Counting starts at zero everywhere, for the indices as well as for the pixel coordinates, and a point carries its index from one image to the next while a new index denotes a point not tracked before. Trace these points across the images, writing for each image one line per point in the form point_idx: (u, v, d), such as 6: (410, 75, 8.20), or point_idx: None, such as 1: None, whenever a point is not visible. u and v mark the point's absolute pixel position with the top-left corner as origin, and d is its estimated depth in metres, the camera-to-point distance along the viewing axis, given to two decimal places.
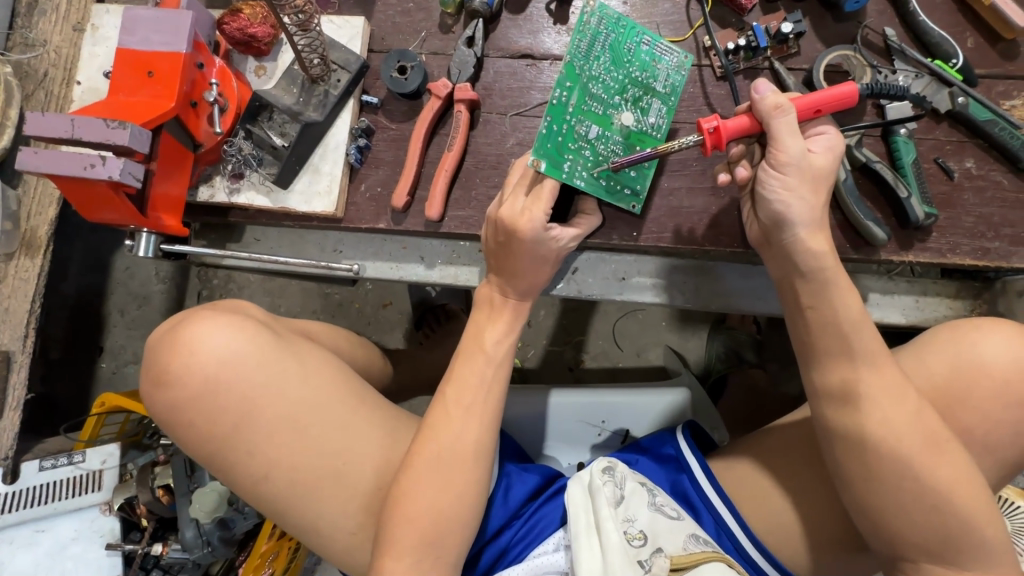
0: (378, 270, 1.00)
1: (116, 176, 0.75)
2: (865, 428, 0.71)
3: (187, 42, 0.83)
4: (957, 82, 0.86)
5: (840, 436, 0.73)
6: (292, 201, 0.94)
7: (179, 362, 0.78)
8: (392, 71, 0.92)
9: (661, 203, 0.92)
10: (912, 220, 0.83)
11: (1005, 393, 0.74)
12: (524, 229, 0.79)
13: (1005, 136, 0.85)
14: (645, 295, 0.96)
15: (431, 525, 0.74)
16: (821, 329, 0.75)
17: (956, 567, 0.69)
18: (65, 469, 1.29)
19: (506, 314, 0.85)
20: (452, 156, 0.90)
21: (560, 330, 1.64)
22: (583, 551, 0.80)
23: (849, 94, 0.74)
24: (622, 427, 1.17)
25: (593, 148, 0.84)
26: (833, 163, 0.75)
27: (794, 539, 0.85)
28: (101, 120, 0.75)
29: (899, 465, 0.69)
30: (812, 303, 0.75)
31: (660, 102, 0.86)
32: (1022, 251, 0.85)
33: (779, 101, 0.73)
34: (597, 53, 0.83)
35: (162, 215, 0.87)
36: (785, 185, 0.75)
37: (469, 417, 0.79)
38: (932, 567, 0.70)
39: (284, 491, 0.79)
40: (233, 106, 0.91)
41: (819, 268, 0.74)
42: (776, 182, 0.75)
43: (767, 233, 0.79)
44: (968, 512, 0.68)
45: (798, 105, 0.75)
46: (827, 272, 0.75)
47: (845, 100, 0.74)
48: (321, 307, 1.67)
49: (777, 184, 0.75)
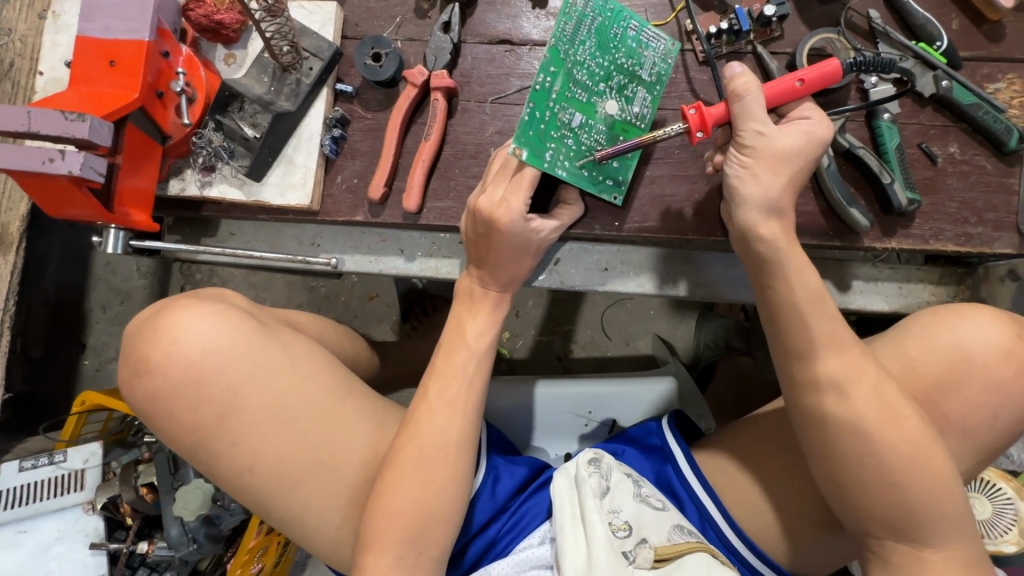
0: (357, 263, 0.98)
1: (76, 171, 0.72)
2: (838, 410, 0.70)
3: (150, 29, 0.80)
4: (942, 65, 0.84)
5: (812, 418, 0.72)
6: (267, 194, 0.91)
7: (159, 350, 0.76)
8: (366, 58, 0.89)
9: (645, 192, 0.90)
10: (895, 207, 0.83)
11: (984, 378, 0.74)
12: (503, 221, 0.78)
13: (988, 120, 0.84)
14: (629, 285, 0.95)
15: (414, 521, 0.73)
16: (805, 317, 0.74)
17: (919, 545, 0.69)
18: (46, 469, 1.27)
19: (486, 305, 0.84)
20: (430, 146, 0.88)
21: (549, 320, 1.63)
22: (568, 541, 0.80)
23: (830, 70, 0.73)
24: (609, 417, 1.17)
25: (575, 138, 0.82)
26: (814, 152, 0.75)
27: (778, 527, 0.85)
28: (59, 113, 0.72)
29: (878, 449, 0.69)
30: (793, 284, 0.73)
31: (645, 90, 0.83)
32: (1003, 236, 0.84)
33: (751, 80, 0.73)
34: (583, 38, 0.81)
35: (130, 210, 0.84)
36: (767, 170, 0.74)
37: (452, 411, 0.78)
38: (895, 544, 0.70)
39: (267, 485, 0.77)
40: (201, 96, 0.88)
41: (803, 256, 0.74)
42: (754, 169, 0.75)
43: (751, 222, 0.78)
44: (940, 494, 0.68)
45: (778, 87, 0.74)
46: (788, 253, 0.74)
47: (828, 77, 0.73)
48: (307, 301, 1.65)
49: (737, 166, 0.76)
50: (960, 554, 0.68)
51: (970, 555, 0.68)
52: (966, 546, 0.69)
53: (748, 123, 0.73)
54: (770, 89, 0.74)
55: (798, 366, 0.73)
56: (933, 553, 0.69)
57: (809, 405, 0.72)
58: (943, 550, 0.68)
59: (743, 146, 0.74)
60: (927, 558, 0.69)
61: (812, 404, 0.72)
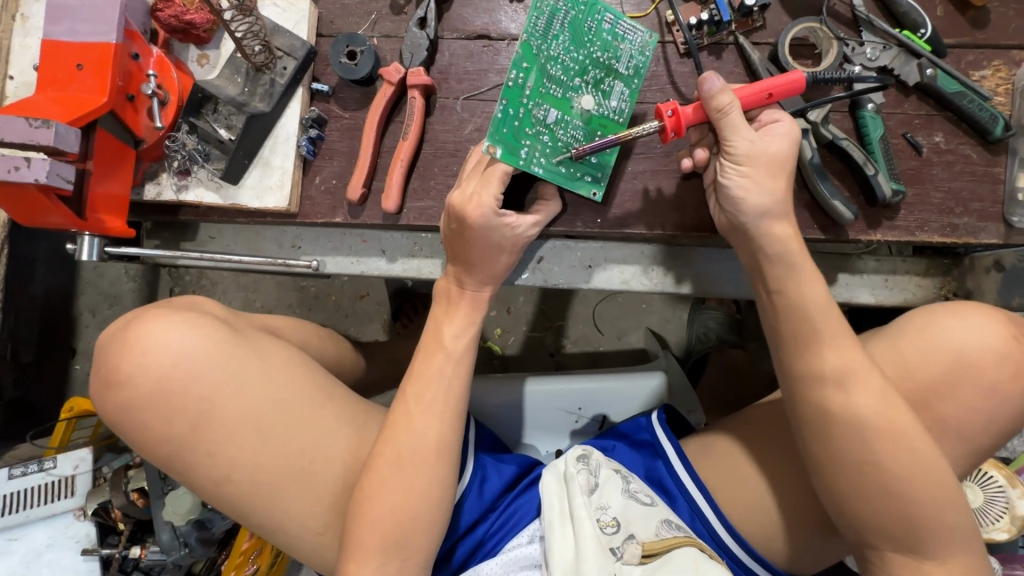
0: (339, 265, 0.97)
1: (42, 179, 0.71)
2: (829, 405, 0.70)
3: (118, 31, 0.79)
4: (926, 53, 0.83)
5: (808, 418, 0.72)
6: (244, 197, 0.90)
7: (130, 360, 0.75)
8: (341, 56, 0.87)
9: (626, 187, 0.89)
10: (880, 198, 0.81)
11: (965, 371, 0.74)
12: (473, 217, 0.77)
13: (974, 109, 0.82)
14: (613, 282, 0.94)
15: (395, 526, 0.73)
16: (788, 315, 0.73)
17: (918, 556, 0.69)
18: (36, 476, 1.26)
19: (465, 306, 0.83)
20: (408, 145, 0.87)
21: (540, 316, 1.62)
22: (556, 539, 0.79)
23: (797, 80, 0.73)
24: (599, 413, 1.16)
25: (551, 134, 0.81)
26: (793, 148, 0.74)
27: (764, 525, 0.85)
28: (22, 120, 0.70)
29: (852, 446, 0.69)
30: (788, 290, 0.73)
31: (622, 84, 0.82)
32: (989, 226, 0.83)
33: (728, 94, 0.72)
34: (555, 32, 0.79)
35: (104, 217, 0.83)
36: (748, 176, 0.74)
37: (431, 413, 0.77)
38: (895, 556, 0.70)
39: (247, 493, 0.77)
40: (174, 98, 0.86)
41: (785, 252, 0.74)
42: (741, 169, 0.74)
43: (733, 222, 0.78)
44: (945, 507, 0.67)
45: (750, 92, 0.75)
46: (774, 261, 0.75)
47: (793, 85, 0.73)
48: (297, 301, 1.63)
49: (736, 176, 0.75)
50: (960, 564, 0.68)
51: (970, 566, 0.68)
52: (968, 556, 0.68)
53: (737, 135, 0.74)
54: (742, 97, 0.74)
55: (798, 360, 0.72)
56: (934, 566, 0.68)
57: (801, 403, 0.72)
58: (946, 562, 0.68)
59: (731, 153, 0.74)
60: (927, 570, 0.68)
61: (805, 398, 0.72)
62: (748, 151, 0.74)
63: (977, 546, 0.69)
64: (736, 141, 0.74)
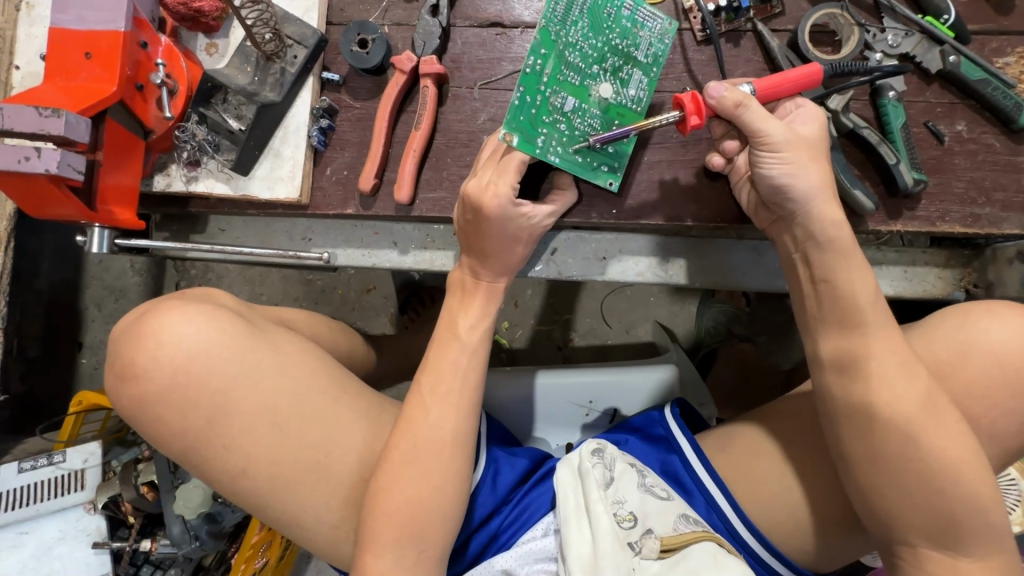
0: (350, 257, 0.96)
1: (54, 169, 0.70)
2: (860, 395, 0.70)
3: (126, 19, 0.77)
4: (949, 40, 0.81)
5: (845, 407, 0.71)
6: (254, 188, 0.89)
7: (145, 353, 0.74)
8: (352, 44, 0.86)
9: (642, 178, 0.88)
10: (901, 187, 0.80)
11: (987, 362, 0.73)
12: (490, 208, 0.75)
13: (997, 96, 0.81)
14: (628, 274, 0.93)
15: (411, 519, 0.73)
16: (830, 308, 0.73)
17: (954, 552, 0.68)
18: (46, 469, 1.26)
19: (478, 297, 0.82)
20: (420, 135, 0.85)
21: (548, 309, 1.61)
22: (572, 533, 0.79)
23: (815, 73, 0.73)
24: (611, 406, 1.16)
25: (568, 122, 0.79)
26: (819, 132, 0.73)
27: (781, 518, 0.85)
28: (33, 109, 0.69)
29: (871, 437, 0.69)
30: (834, 280, 0.72)
31: (641, 72, 0.80)
32: (1012, 216, 0.82)
33: (739, 97, 0.70)
34: (574, 18, 0.77)
35: (115, 209, 0.82)
36: (784, 163, 0.71)
37: (446, 406, 0.76)
38: (931, 552, 0.69)
39: (260, 487, 0.76)
40: (183, 88, 0.84)
41: (833, 241, 0.72)
42: (772, 159, 0.72)
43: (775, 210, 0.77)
44: (981, 507, 0.67)
45: (773, 85, 0.73)
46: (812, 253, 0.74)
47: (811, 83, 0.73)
48: (304, 294, 1.62)
49: (776, 163, 0.72)
50: (995, 562, 0.67)
51: (1004, 564, 0.67)
52: (1003, 556, 0.68)
53: (767, 123, 0.71)
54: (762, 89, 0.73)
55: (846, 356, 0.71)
56: (968, 561, 0.67)
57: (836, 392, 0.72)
58: (980, 559, 0.67)
59: (769, 143, 0.71)
60: (963, 567, 0.68)
61: (840, 390, 0.72)
62: (785, 139, 0.71)
63: (1003, 542, 0.68)
64: (770, 129, 0.70)
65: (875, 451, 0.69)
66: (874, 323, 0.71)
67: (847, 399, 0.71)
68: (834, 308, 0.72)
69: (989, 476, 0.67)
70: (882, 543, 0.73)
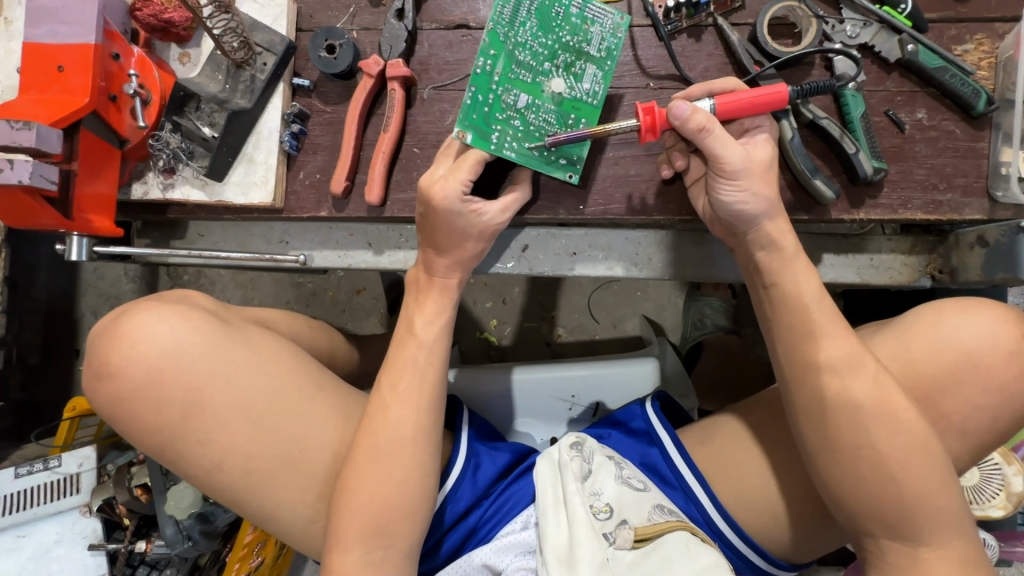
0: (326, 259, 0.98)
1: (26, 180, 0.72)
2: (818, 379, 0.71)
3: (96, 32, 0.79)
4: (906, 29, 0.82)
5: (801, 392, 0.73)
6: (229, 193, 0.91)
7: (119, 353, 0.76)
8: (320, 50, 0.87)
9: (606, 173, 0.89)
10: (861, 176, 0.81)
11: (944, 346, 0.74)
12: (438, 199, 0.77)
13: (956, 83, 0.81)
14: (598, 268, 0.95)
15: (382, 513, 0.75)
16: (784, 295, 0.74)
17: (910, 537, 0.68)
18: (42, 474, 1.29)
19: (444, 294, 0.84)
20: (389, 137, 0.87)
21: (536, 306, 1.62)
22: (550, 525, 0.81)
23: (779, 96, 0.73)
24: (593, 401, 1.17)
25: (522, 118, 0.81)
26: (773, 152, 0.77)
27: (753, 506, 0.86)
28: (5, 122, 0.72)
29: (827, 421, 0.70)
30: (787, 269, 0.74)
31: (595, 67, 0.82)
32: (973, 202, 0.83)
33: (702, 120, 0.71)
34: (522, 19, 0.80)
35: (92, 217, 0.84)
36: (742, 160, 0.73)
37: (415, 401, 0.78)
38: (888, 536, 0.70)
39: (235, 481, 0.78)
40: (156, 97, 0.86)
41: (783, 230, 0.75)
42: (730, 160, 0.73)
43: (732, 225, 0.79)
44: (936, 491, 0.67)
45: (741, 105, 0.74)
46: (770, 242, 0.75)
47: (773, 104, 0.74)
48: (295, 297, 1.64)
49: (733, 155, 0.73)
50: (955, 547, 0.68)
51: (966, 554, 0.67)
52: (964, 539, 0.68)
53: (728, 148, 0.73)
54: (723, 110, 0.74)
55: (802, 348, 0.72)
56: (928, 549, 0.68)
57: (795, 377, 0.73)
58: (941, 549, 0.68)
59: (722, 147, 0.73)
60: (922, 557, 0.68)
61: (799, 375, 0.73)
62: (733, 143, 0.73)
63: (964, 525, 0.68)
64: (730, 156, 0.73)
65: (830, 435, 0.70)
66: (828, 311, 0.72)
67: (804, 384, 0.72)
68: (792, 295, 0.74)
69: (943, 458, 0.68)
70: (848, 534, 0.74)
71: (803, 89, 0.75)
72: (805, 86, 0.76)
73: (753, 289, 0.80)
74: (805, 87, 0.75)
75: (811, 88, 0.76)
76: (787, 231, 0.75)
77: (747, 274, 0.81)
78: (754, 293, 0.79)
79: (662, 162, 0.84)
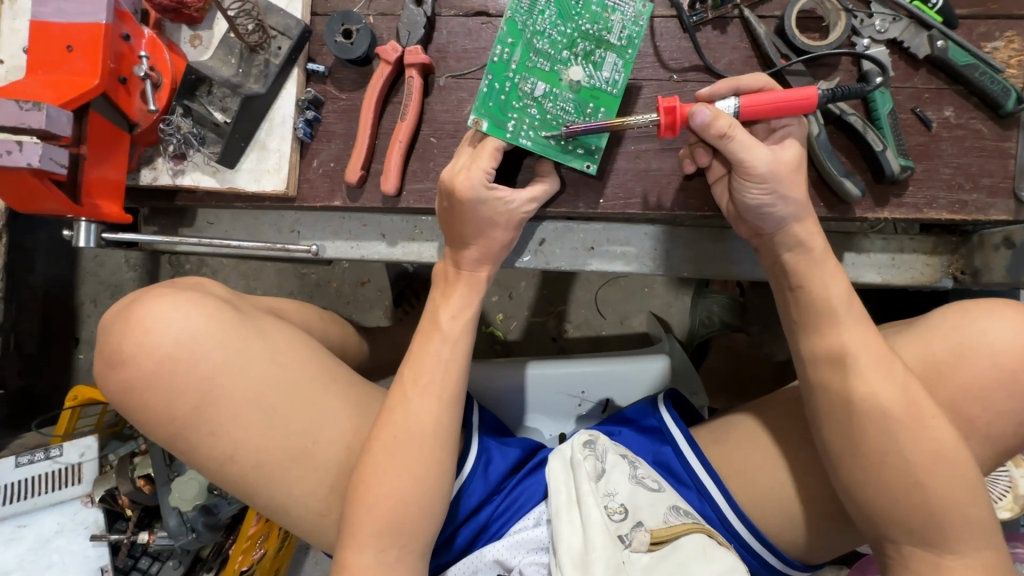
0: (338, 249, 0.96)
1: (35, 163, 0.70)
2: (842, 381, 0.70)
3: (107, 11, 0.77)
4: (937, 25, 0.81)
5: (825, 392, 0.72)
6: (241, 180, 0.89)
7: (131, 340, 0.75)
8: (336, 35, 0.85)
9: (627, 167, 0.88)
10: (887, 174, 0.80)
11: (969, 348, 0.74)
12: (461, 189, 0.76)
13: (986, 81, 0.80)
14: (615, 263, 0.93)
15: (396, 510, 0.73)
16: (810, 295, 0.73)
17: (932, 542, 0.68)
18: (42, 464, 1.27)
19: (460, 287, 0.82)
20: (405, 126, 0.85)
21: (543, 301, 1.61)
22: (563, 525, 0.79)
23: (809, 99, 0.71)
24: (603, 397, 1.16)
25: (539, 107, 0.80)
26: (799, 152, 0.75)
27: (768, 506, 0.85)
28: (14, 102, 0.69)
29: (852, 424, 0.70)
30: (813, 269, 0.73)
31: (615, 55, 0.80)
32: (999, 202, 0.82)
33: (724, 125, 0.70)
34: (541, 7, 0.78)
35: (100, 202, 0.82)
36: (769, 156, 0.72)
37: (428, 397, 0.77)
38: (911, 540, 0.69)
39: (248, 475, 0.77)
40: (167, 80, 0.84)
41: (810, 229, 0.74)
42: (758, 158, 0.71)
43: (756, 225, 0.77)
44: (962, 497, 0.67)
45: (767, 106, 0.72)
46: (796, 241, 0.74)
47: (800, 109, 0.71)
48: (298, 288, 1.62)
49: (760, 152, 0.71)
50: (978, 552, 0.67)
51: (990, 560, 0.67)
52: (988, 545, 0.67)
53: (753, 152, 0.71)
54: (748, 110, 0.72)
55: (828, 349, 0.72)
56: (952, 553, 0.67)
57: (819, 379, 0.72)
58: (966, 557, 0.67)
59: (745, 150, 0.71)
60: (946, 564, 0.67)
61: (823, 377, 0.72)
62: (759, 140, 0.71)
63: (989, 530, 0.68)
64: (755, 159, 0.71)
65: (855, 438, 0.69)
66: (854, 312, 0.72)
67: (829, 386, 0.71)
68: (818, 295, 0.73)
69: (969, 463, 0.68)
70: (868, 537, 0.73)
71: (833, 93, 0.74)
72: (836, 90, 0.74)
73: (776, 290, 0.79)
74: (835, 91, 0.74)
75: (842, 92, 0.74)
76: (814, 230, 0.74)
77: (772, 273, 0.80)
78: (779, 292, 0.79)
79: (683, 155, 0.82)
